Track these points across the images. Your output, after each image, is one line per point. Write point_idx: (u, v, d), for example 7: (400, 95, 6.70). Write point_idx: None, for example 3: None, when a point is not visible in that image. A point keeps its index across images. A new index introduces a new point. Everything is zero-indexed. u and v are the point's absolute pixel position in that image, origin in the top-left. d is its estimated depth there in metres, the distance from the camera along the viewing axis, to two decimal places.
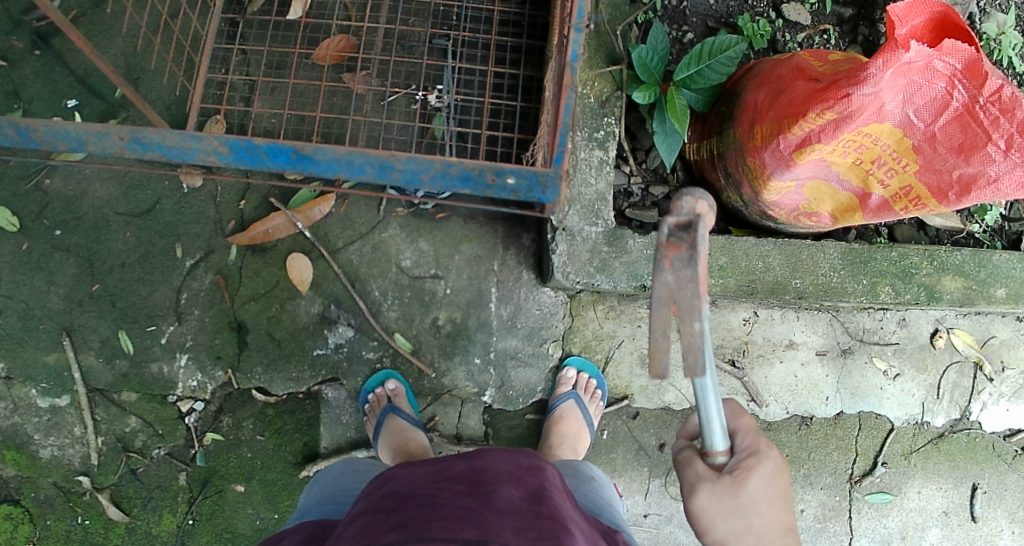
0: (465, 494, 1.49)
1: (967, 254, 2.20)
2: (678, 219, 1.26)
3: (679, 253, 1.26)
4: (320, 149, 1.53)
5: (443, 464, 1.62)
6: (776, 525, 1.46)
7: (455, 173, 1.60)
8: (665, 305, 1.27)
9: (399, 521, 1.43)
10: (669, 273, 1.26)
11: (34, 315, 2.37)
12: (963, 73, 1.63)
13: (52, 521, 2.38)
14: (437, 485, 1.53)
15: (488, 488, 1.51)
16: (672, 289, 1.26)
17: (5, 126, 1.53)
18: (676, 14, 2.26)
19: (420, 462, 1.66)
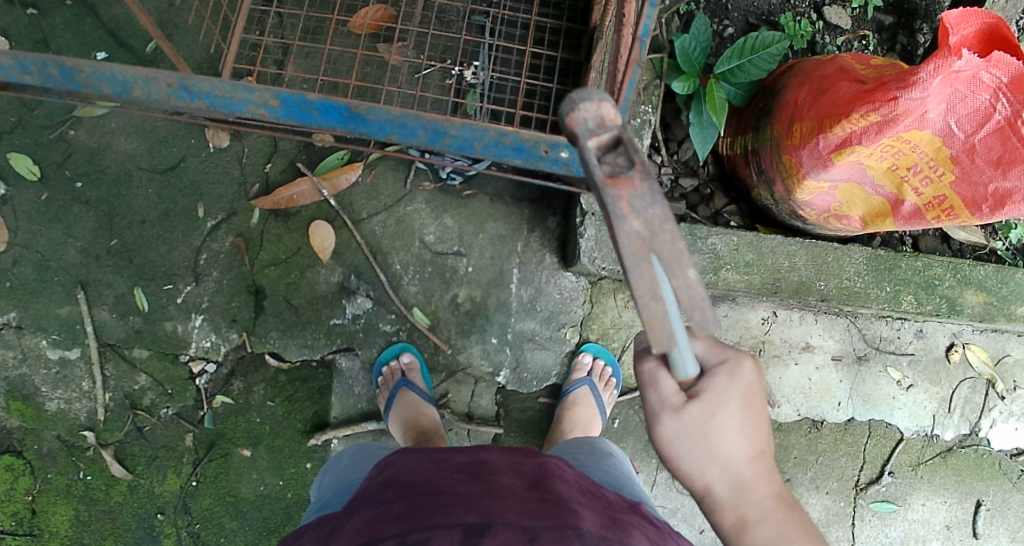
0: (467, 482, 1.42)
1: (990, 270, 2.18)
2: (603, 140, 1.14)
3: (635, 189, 1.12)
4: (375, 111, 1.49)
5: (442, 455, 1.55)
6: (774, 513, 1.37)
7: (508, 143, 1.58)
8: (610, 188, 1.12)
9: (402, 512, 1.36)
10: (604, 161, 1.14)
11: (49, 267, 2.35)
12: (1008, 87, 1.53)
13: (53, 475, 2.36)
14: (437, 473, 1.47)
15: (490, 477, 1.44)
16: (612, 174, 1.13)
17: (51, 65, 1.49)
18: (718, 8, 2.24)
19: (420, 450, 1.60)
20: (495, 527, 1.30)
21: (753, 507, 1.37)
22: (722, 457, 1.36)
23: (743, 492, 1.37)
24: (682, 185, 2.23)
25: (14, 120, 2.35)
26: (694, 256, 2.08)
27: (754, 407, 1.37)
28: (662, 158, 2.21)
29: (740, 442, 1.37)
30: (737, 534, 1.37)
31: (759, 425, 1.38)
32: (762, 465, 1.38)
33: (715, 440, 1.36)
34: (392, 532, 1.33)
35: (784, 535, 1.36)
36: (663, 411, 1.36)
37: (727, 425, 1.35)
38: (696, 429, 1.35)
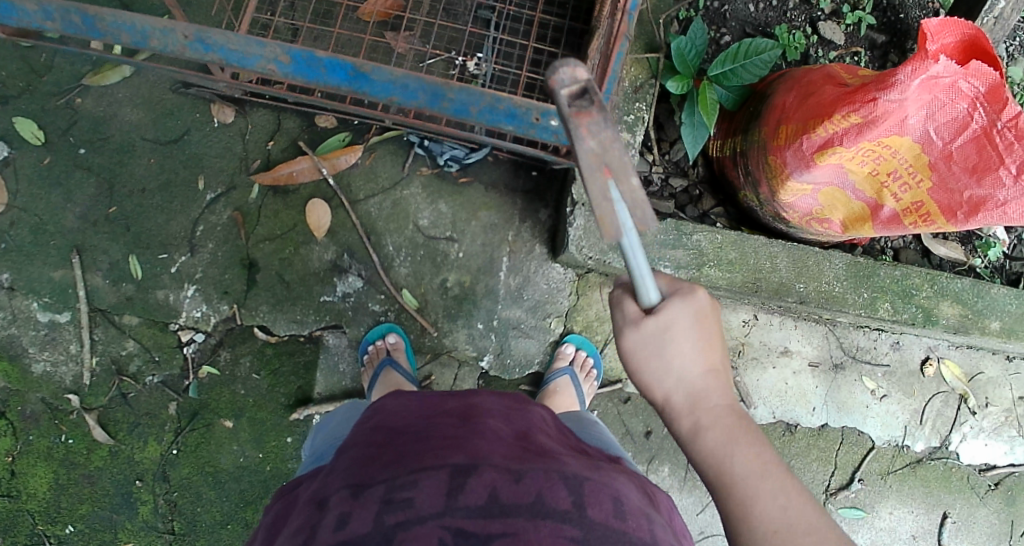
0: (455, 425, 1.52)
1: (967, 283, 2.25)
2: (571, 89, 1.24)
3: (592, 118, 1.25)
4: (378, 70, 1.50)
5: (433, 400, 1.65)
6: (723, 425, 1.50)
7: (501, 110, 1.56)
8: (597, 170, 1.25)
9: (392, 458, 1.46)
10: (590, 139, 1.25)
11: (46, 230, 2.36)
12: (985, 97, 1.60)
13: (35, 437, 2.37)
14: (427, 419, 1.56)
15: (478, 421, 1.53)
16: (599, 154, 1.25)
17: (73, 13, 1.51)
18: (716, 16, 2.31)
19: (412, 394, 1.70)
20: (481, 469, 1.39)
21: (705, 414, 1.51)
22: (677, 368, 1.52)
23: (697, 401, 1.52)
24: (672, 184, 2.32)
25: (21, 84, 2.36)
26: (678, 251, 2.14)
27: (708, 327, 1.53)
28: (653, 157, 2.30)
29: (695, 355, 1.52)
30: (692, 437, 1.51)
31: (713, 343, 1.54)
32: (715, 380, 1.53)
33: (670, 350, 1.51)
34: (381, 476, 1.42)
35: (733, 438, 1.48)
36: (625, 326, 1.54)
37: (678, 338, 1.51)
38: (651, 339, 1.51)
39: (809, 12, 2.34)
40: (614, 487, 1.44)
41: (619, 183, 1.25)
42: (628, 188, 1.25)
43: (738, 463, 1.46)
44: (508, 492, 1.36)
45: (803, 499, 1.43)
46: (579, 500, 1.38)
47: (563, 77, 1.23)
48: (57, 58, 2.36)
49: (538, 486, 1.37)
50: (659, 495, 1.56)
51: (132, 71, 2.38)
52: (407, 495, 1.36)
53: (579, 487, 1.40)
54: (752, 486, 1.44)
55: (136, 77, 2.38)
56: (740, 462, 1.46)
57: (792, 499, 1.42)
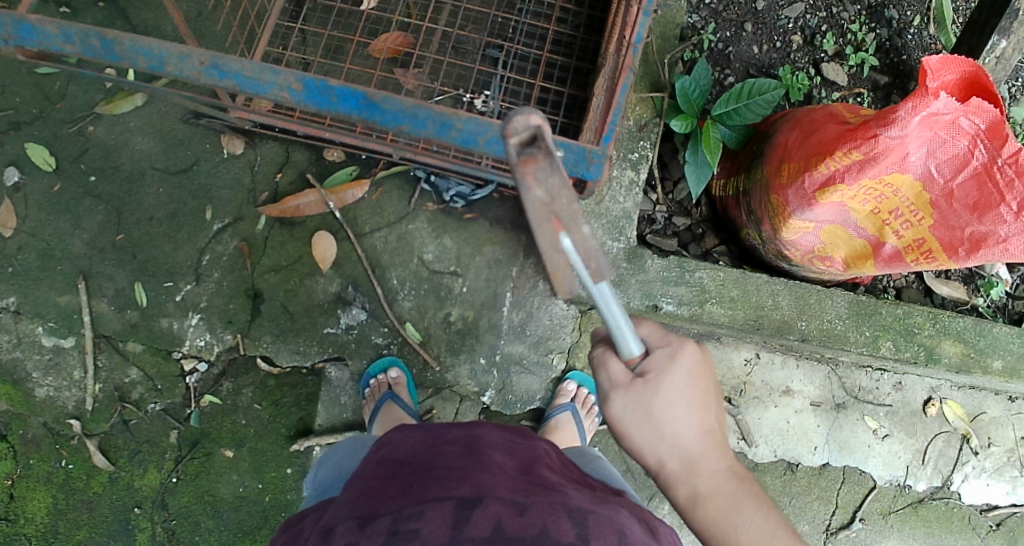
0: (460, 457, 1.52)
1: (968, 322, 2.26)
2: (521, 137, 1.16)
3: (538, 164, 1.17)
4: (390, 97, 1.45)
5: (437, 430, 1.64)
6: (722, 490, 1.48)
7: None
8: (546, 221, 1.21)
9: (398, 490, 1.45)
10: (537, 188, 1.18)
11: (54, 255, 2.38)
12: (985, 134, 1.63)
13: (35, 461, 2.38)
14: (432, 449, 1.57)
15: (482, 453, 1.54)
16: (546, 203, 1.19)
17: (92, 37, 1.47)
18: (721, 57, 2.36)
19: (416, 426, 1.69)
20: (486, 501, 1.39)
21: (704, 481, 1.48)
22: (670, 434, 1.49)
23: (694, 468, 1.49)
24: (675, 223, 2.35)
25: (35, 112, 2.40)
26: (681, 288, 2.16)
27: (699, 386, 1.50)
28: (656, 197, 2.32)
29: (688, 420, 1.49)
30: (692, 507, 1.49)
31: (705, 402, 1.51)
32: (710, 443, 1.50)
33: (661, 416, 1.48)
34: (387, 508, 1.41)
35: (735, 505, 1.47)
36: (614, 389, 1.51)
37: (669, 403, 1.48)
38: (642, 406, 1.49)
39: (813, 54, 2.39)
40: (618, 518, 1.44)
41: (565, 227, 1.22)
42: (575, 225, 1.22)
43: (741, 532, 1.46)
44: (512, 525, 1.35)
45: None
46: (583, 533, 1.37)
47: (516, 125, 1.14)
48: (71, 87, 2.40)
49: (543, 518, 1.37)
50: (663, 530, 1.54)
51: (144, 101, 2.42)
52: (413, 526, 1.36)
53: (584, 519, 1.39)
54: None
55: (148, 107, 2.42)
56: (743, 529, 1.46)
57: None
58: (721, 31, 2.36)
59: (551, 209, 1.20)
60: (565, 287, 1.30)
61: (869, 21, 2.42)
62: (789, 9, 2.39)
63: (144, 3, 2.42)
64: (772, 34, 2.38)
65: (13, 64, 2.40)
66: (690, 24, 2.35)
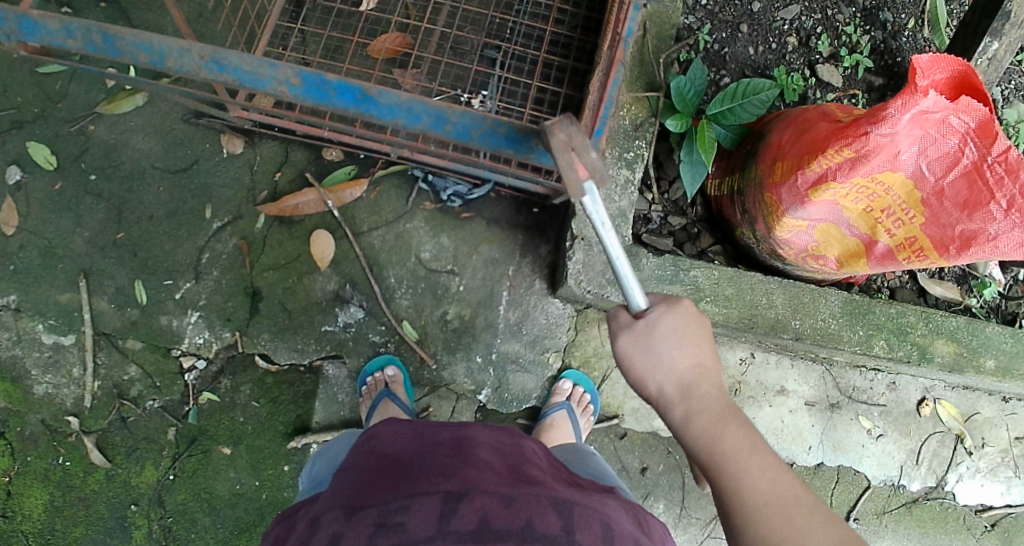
0: (449, 453, 1.53)
1: (961, 321, 2.27)
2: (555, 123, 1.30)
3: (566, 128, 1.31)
4: (387, 92, 1.46)
5: (428, 430, 1.63)
6: (714, 410, 1.52)
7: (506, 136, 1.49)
8: (565, 152, 1.31)
9: (385, 482, 1.47)
10: (559, 131, 1.29)
11: (55, 254, 2.40)
12: (975, 132, 1.65)
13: (33, 457, 2.39)
14: (421, 447, 1.57)
15: (471, 449, 1.54)
16: (566, 141, 1.30)
17: (93, 32, 1.49)
18: (716, 58, 2.38)
19: (406, 421, 1.67)
20: (472, 495, 1.40)
21: (697, 402, 1.53)
22: (667, 359, 1.55)
23: (689, 391, 1.54)
24: (671, 222, 2.36)
25: (37, 111, 2.42)
26: (676, 286, 2.18)
27: (695, 322, 1.58)
28: (652, 196, 2.35)
29: (684, 349, 1.56)
30: (684, 426, 1.53)
31: (702, 337, 1.58)
32: (704, 373, 1.56)
33: (659, 342, 1.55)
34: (375, 500, 1.43)
35: (725, 424, 1.50)
36: (618, 327, 1.58)
37: (667, 332, 1.55)
38: (642, 331, 1.55)
39: (808, 55, 2.41)
40: (604, 511, 1.45)
41: (581, 159, 1.32)
42: (590, 162, 1.33)
43: (730, 446, 1.48)
44: (498, 518, 1.37)
45: (789, 477, 1.46)
46: (567, 526, 1.38)
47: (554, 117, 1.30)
48: (73, 87, 2.43)
49: (528, 511, 1.39)
50: (651, 524, 1.55)
51: (145, 101, 2.44)
52: (399, 519, 1.37)
53: (569, 512, 1.41)
54: (744, 466, 1.46)
55: (149, 106, 2.44)
56: (732, 445, 1.48)
57: (784, 484, 1.44)
58: (716, 32, 2.38)
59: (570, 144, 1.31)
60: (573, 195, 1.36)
61: (863, 23, 2.44)
62: (784, 11, 2.41)
63: (146, 3, 2.44)
64: (767, 35, 2.40)
65: (16, 64, 2.42)
66: (686, 25, 2.37)
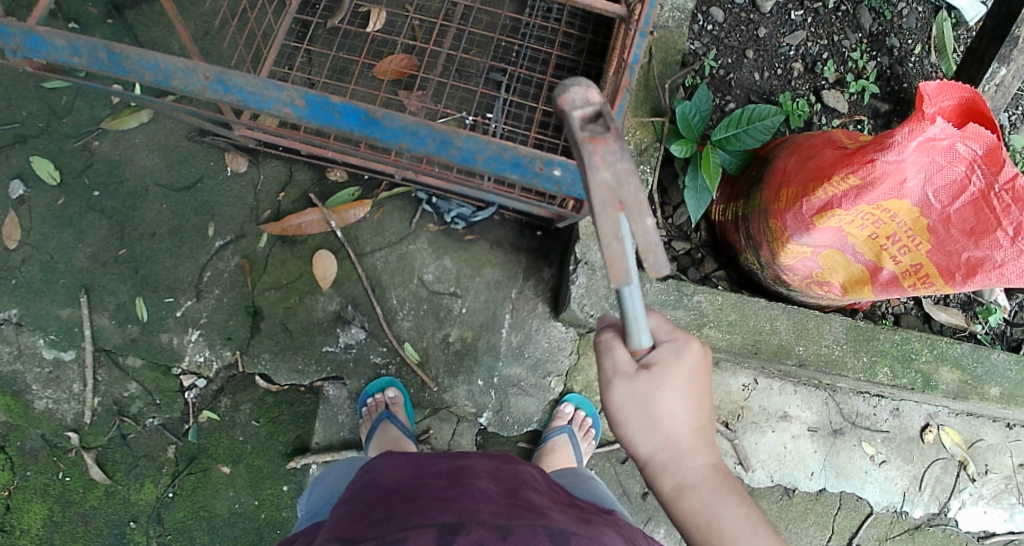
0: (445, 485, 1.52)
1: (966, 348, 2.26)
2: (584, 114, 1.18)
3: (607, 147, 1.18)
4: (390, 113, 1.47)
5: (424, 462, 1.63)
6: (708, 480, 1.50)
7: (508, 158, 1.49)
8: (609, 205, 1.18)
9: (382, 516, 1.45)
10: (604, 170, 1.18)
11: (57, 269, 2.39)
12: (983, 160, 1.64)
13: (32, 473, 2.37)
14: (418, 479, 1.56)
15: (467, 481, 1.53)
16: (613, 187, 1.18)
17: (99, 50, 1.50)
18: (722, 84, 2.39)
19: (402, 454, 1.68)
20: (468, 527, 1.38)
21: (690, 475, 1.50)
22: (665, 428, 1.49)
23: (684, 460, 1.50)
24: (674, 247, 2.37)
25: (42, 126, 2.42)
26: (679, 311, 2.17)
27: (697, 382, 1.51)
28: (656, 221, 2.33)
29: (683, 414, 1.50)
30: (675, 499, 1.51)
31: (700, 399, 1.51)
32: (699, 438, 1.52)
33: (658, 411, 1.49)
34: (372, 534, 1.41)
35: (718, 497, 1.50)
36: (616, 377, 1.50)
37: (670, 397, 1.48)
38: (642, 397, 1.48)
39: (813, 81, 2.42)
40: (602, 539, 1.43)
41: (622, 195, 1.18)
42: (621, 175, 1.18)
43: (724, 523, 1.49)
44: None
45: None
46: None
47: (576, 99, 1.17)
48: (79, 103, 2.43)
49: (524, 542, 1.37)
50: None
51: (150, 118, 2.44)
52: None
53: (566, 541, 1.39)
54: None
55: (153, 124, 2.44)
56: (726, 521, 1.49)
57: None
58: (722, 58, 2.39)
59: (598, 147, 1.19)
60: (619, 274, 1.20)
61: (869, 49, 2.45)
62: (790, 37, 2.42)
63: (153, 21, 2.46)
64: (773, 61, 2.41)
65: (22, 79, 2.43)
66: (692, 51, 2.38)
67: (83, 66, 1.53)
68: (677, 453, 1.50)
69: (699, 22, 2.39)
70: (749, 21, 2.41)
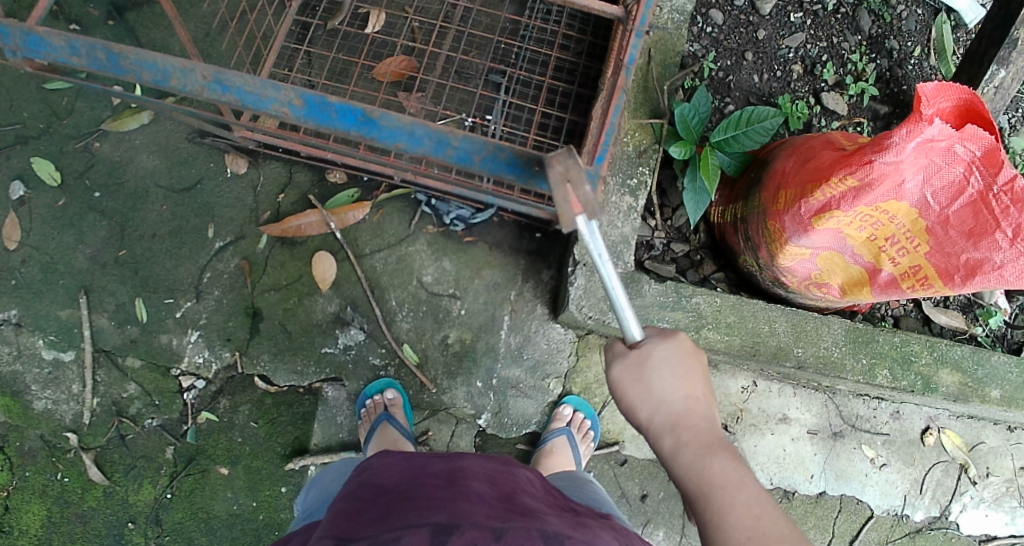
0: (441, 486, 1.52)
1: (966, 350, 2.26)
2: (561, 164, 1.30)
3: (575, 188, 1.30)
4: (387, 114, 1.47)
5: (420, 462, 1.63)
6: (702, 440, 1.53)
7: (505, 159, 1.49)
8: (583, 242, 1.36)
9: (377, 515, 1.45)
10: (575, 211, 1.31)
11: (56, 269, 2.40)
12: (981, 161, 1.64)
13: (31, 473, 2.37)
14: (414, 479, 1.56)
15: (463, 482, 1.53)
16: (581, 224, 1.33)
17: (98, 49, 1.50)
18: (721, 86, 2.39)
19: (399, 454, 1.68)
20: (462, 528, 1.38)
21: (685, 434, 1.53)
22: (659, 392, 1.54)
23: (678, 422, 1.54)
24: (673, 249, 2.37)
25: (42, 127, 2.43)
26: (678, 313, 2.17)
27: (687, 353, 1.57)
28: (655, 223, 2.34)
29: (675, 379, 1.55)
30: (673, 459, 1.53)
31: (692, 369, 1.57)
32: (695, 404, 1.56)
33: (651, 377, 1.54)
34: (366, 533, 1.41)
35: (712, 453, 1.51)
36: (612, 355, 1.58)
37: (661, 364, 1.55)
38: (634, 367, 1.55)
39: (813, 83, 2.42)
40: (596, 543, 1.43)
41: (578, 194, 1.30)
42: (586, 199, 1.31)
43: (717, 476, 1.49)
44: None
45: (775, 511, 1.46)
46: None
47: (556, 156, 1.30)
48: (80, 104, 2.44)
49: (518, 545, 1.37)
50: None
51: (150, 119, 2.45)
52: None
53: None
54: (730, 500, 1.47)
55: (154, 125, 2.45)
56: (719, 475, 1.49)
57: (767, 512, 1.45)
58: (721, 60, 2.39)
59: (567, 178, 1.30)
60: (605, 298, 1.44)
61: (869, 51, 2.45)
62: (789, 39, 2.43)
63: (154, 23, 2.46)
64: (772, 63, 2.41)
65: (23, 80, 2.43)
66: (691, 53, 2.39)
67: (80, 64, 1.52)
68: (671, 416, 1.55)
69: (698, 25, 2.40)
70: (748, 23, 2.42)
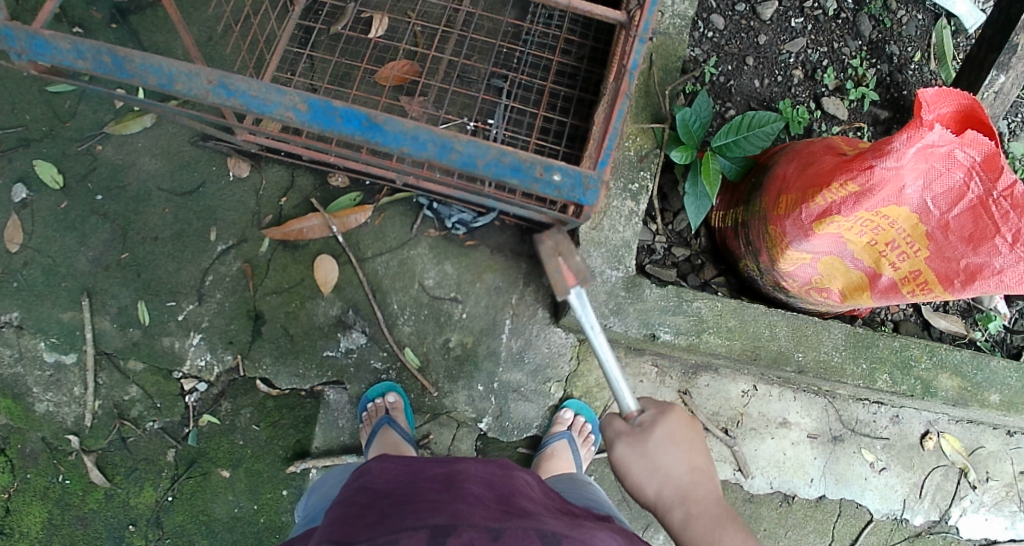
0: (439, 488, 1.52)
1: (966, 355, 2.27)
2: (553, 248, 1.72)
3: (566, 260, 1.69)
4: (391, 119, 1.48)
5: (418, 465, 1.63)
6: (711, 512, 1.61)
7: (508, 163, 1.50)
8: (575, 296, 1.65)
9: (374, 519, 1.46)
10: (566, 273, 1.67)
11: (59, 272, 2.40)
12: (981, 167, 1.65)
13: (32, 475, 2.37)
14: (412, 481, 1.57)
15: (461, 484, 1.54)
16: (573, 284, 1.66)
17: (104, 53, 1.51)
18: (722, 91, 2.40)
19: (397, 457, 1.68)
20: (460, 529, 1.39)
21: (693, 506, 1.61)
22: (665, 467, 1.63)
23: (687, 496, 1.62)
24: (674, 253, 2.37)
25: (45, 130, 2.43)
26: (678, 317, 2.18)
27: (688, 430, 1.67)
28: (656, 227, 2.35)
29: (679, 455, 1.64)
30: (683, 531, 1.60)
31: (694, 444, 1.66)
32: (700, 476, 1.64)
33: (655, 454, 1.64)
34: (364, 536, 1.42)
35: (720, 525, 1.59)
36: (615, 435, 1.67)
37: (664, 441, 1.64)
38: (639, 445, 1.64)
39: (813, 88, 2.43)
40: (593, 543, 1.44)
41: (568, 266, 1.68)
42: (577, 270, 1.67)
43: None
44: None
45: None
46: None
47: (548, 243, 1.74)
48: (83, 106, 2.44)
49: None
50: None
51: (153, 122, 2.45)
52: None
53: None
54: None
55: (157, 128, 2.45)
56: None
57: None
58: (722, 65, 2.40)
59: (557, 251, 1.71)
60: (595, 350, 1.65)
61: (869, 56, 2.46)
62: (790, 44, 2.43)
63: (157, 26, 2.47)
64: (773, 68, 2.43)
65: (26, 83, 2.44)
66: (692, 57, 2.39)
67: (83, 67, 1.53)
68: (678, 490, 1.63)
69: (699, 30, 2.40)
70: (749, 28, 2.42)
